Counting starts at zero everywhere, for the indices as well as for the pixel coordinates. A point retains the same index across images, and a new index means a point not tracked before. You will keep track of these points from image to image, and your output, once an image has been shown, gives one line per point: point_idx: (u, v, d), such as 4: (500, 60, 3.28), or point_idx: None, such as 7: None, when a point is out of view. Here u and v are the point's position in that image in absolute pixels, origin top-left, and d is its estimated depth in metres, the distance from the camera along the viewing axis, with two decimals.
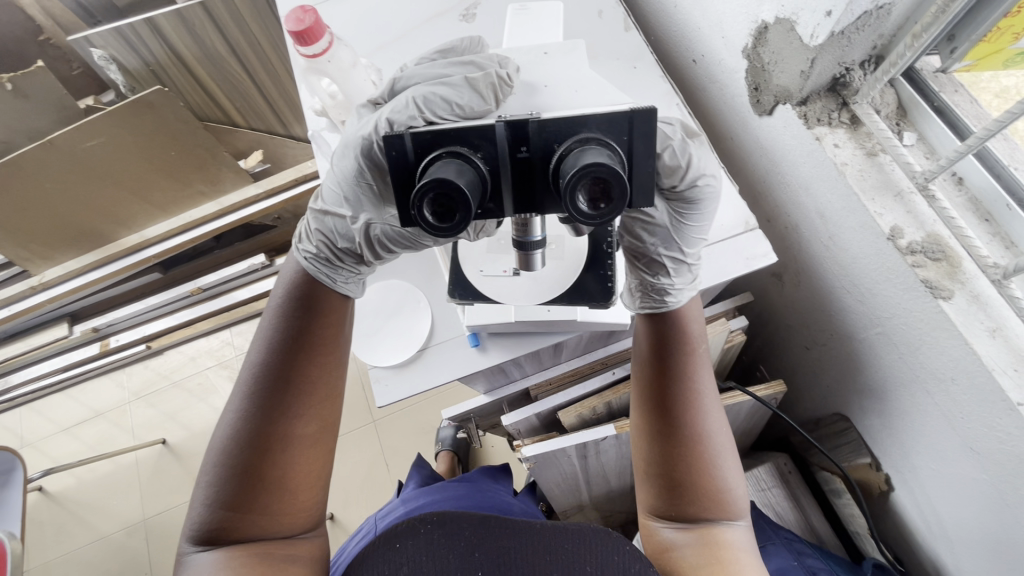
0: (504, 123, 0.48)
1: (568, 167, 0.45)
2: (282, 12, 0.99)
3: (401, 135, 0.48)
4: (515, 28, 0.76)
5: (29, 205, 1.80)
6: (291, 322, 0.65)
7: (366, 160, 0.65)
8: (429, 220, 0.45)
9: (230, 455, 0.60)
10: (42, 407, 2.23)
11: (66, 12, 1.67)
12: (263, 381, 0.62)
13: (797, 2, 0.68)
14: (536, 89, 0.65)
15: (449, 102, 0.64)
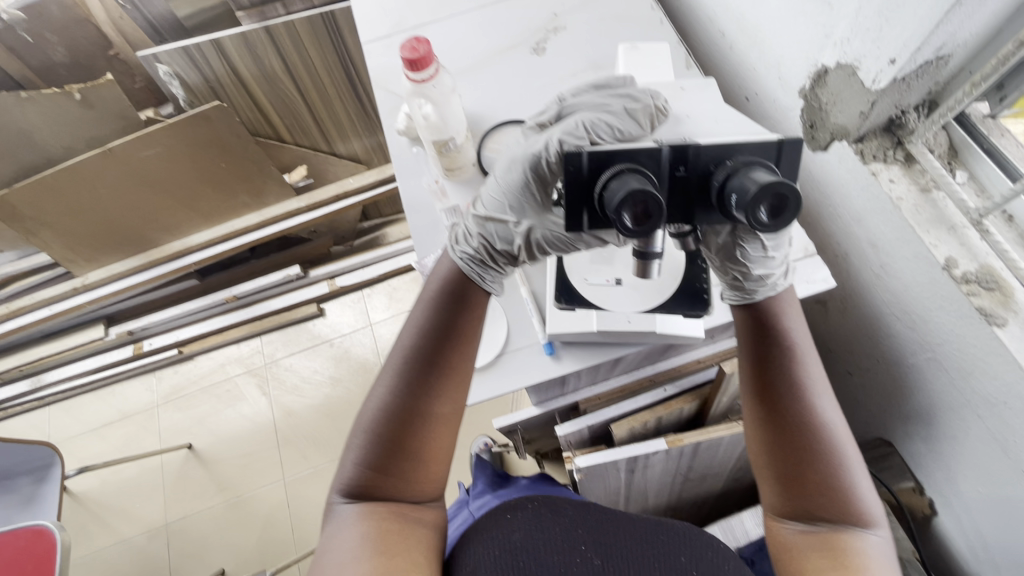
0: (668, 147, 0.54)
1: (737, 189, 0.50)
2: (365, 39, 1.07)
3: (579, 153, 0.54)
4: (631, 65, 0.88)
5: (84, 209, 1.88)
6: (442, 315, 0.72)
7: (533, 173, 0.71)
8: (627, 225, 0.49)
9: (378, 426, 0.68)
10: (71, 407, 2.26)
11: (136, 30, 1.78)
12: (414, 364, 0.70)
13: (860, 50, 0.74)
14: (674, 119, 0.76)
15: (612, 125, 0.70)
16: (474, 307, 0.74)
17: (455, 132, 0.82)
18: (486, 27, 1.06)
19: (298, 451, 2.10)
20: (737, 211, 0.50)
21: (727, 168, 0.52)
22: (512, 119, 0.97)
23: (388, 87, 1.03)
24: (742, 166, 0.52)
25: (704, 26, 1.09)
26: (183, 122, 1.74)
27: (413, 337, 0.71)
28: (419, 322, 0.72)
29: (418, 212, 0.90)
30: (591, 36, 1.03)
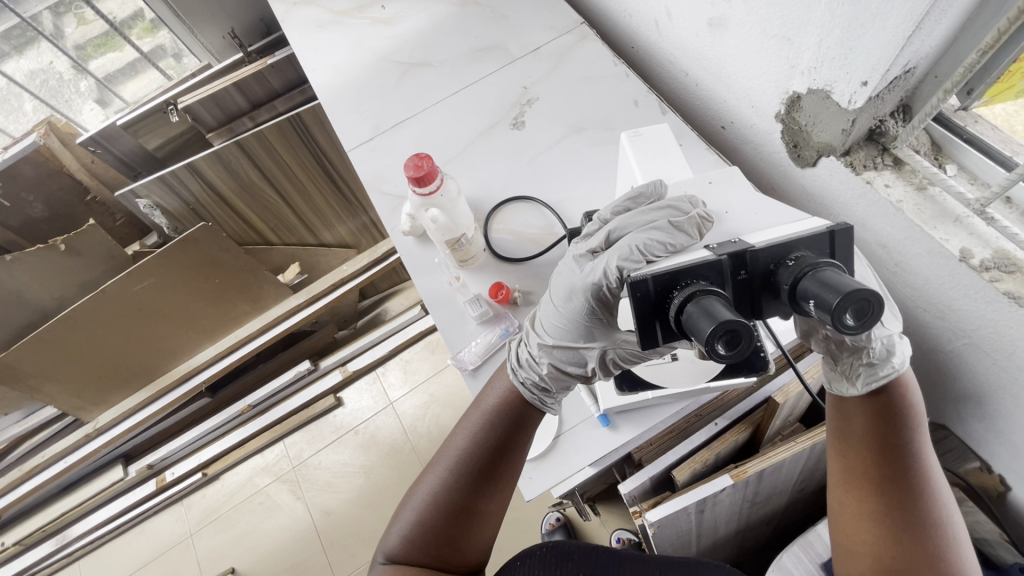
0: (728, 255, 0.58)
1: (813, 293, 0.52)
2: (349, 147, 1.10)
3: (645, 279, 0.57)
4: (642, 156, 0.83)
5: (86, 355, 1.85)
6: (498, 433, 0.74)
7: (596, 299, 0.71)
8: (720, 353, 0.49)
9: (427, 514, 0.73)
10: (101, 557, 2.17)
11: (109, 170, 1.80)
12: (467, 469, 0.74)
13: (829, 76, 0.78)
14: (721, 218, 0.68)
15: (664, 243, 0.65)
16: (531, 427, 0.75)
17: (465, 228, 0.84)
18: (463, 113, 1.10)
19: (344, 551, 2.03)
20: (819, 315, 0.51)
21: (796, 270, 0.55)
22: (515, 196, 0.99)
23: (383, 189, 1.05)
24: (816, 268, 0.54)
25: (666, 69, 1.14)
26: (173, 249, 1.74)
27: (468, 443, 0.75)
28: (474, 430, 0.75)
29: (441, 308, 0.90)
30: (565, 101, 1.07)
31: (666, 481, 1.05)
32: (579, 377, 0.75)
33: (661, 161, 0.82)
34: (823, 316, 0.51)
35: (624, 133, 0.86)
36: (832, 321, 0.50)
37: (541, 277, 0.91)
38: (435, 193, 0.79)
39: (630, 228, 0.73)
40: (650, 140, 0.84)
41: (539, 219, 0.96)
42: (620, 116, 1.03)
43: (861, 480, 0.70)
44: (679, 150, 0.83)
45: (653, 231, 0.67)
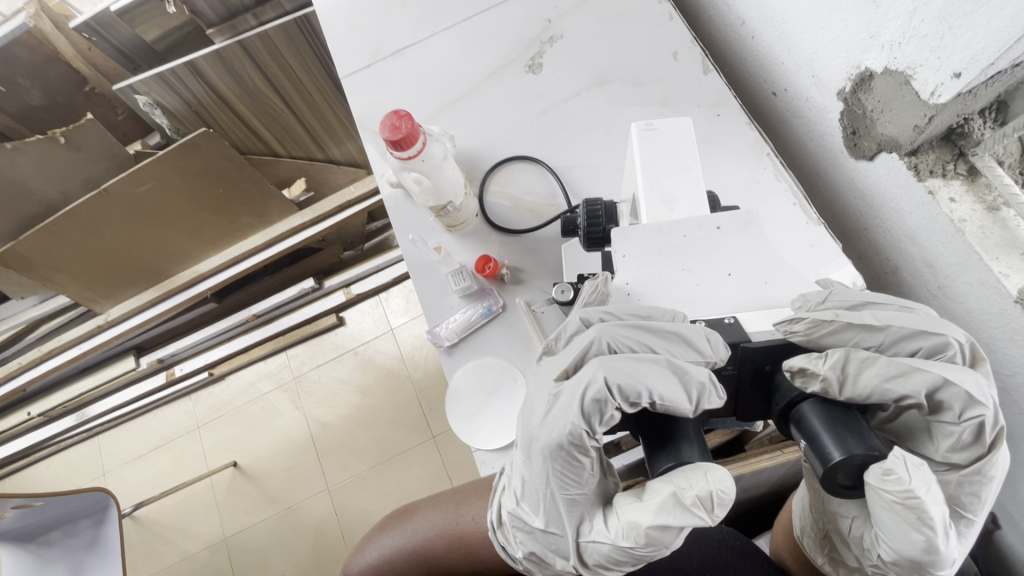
0: (725, 350, 0.52)
1: (811, 427, 0.48)
2: (342, 74, 0.98)
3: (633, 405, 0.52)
4: (649, 154, 0.64)
5: (91, 253, 1.83)
6: (466, 551, 0.86)
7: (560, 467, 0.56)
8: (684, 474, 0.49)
9: (385, 565, 0.89)
10: (117, 436, 2.34)
11: (108, 60, 1.68)
12: (427, 554, 0.87)
13: (915, 57, 0.62)
14: (721, 279, 0.58)
15: (642, 384, 0.52)
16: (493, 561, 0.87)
17: (452, 195, 0.77)
18: (472, 46, 0.95)
19: (337, 461, 2.14)
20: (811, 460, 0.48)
21: (796, 392, 0.50)
22: (519, 155, 0.88)
23: (375, 130, 0.94)
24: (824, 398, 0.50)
25: (721, 11, 0.96)
26: (173, 154, 1.64)
27: (437, 535, 0.87)
28: (446, 528, 0.87)
29: (420, 275, 0.83)
30: (592, 41, 0.91)
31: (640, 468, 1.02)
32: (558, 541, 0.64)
33: (673, 173, 0.63)
34: (814, 459, 0.47)
35: (635, 123, 0.66)
36: (823, 471, 0.46)
37: (534, 253, 0.83)
38: (415, 157, 0.72)
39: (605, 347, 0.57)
40: (665, 141, 0.64)
41: (542, 185, 0.86)
42: (652, 71, 0.88)
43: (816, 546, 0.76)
44: (699, 152, 0.64)
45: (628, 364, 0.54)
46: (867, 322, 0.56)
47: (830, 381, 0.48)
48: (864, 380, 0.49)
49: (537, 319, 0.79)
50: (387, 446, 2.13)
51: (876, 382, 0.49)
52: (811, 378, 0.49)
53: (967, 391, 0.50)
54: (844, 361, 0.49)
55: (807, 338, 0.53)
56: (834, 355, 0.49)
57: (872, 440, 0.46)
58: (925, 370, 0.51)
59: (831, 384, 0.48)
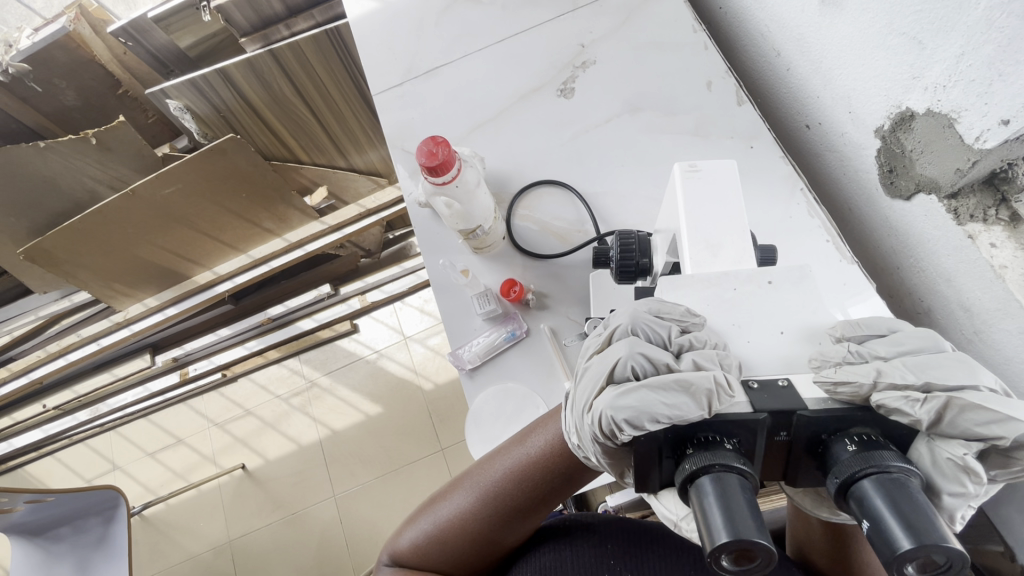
0: (769, 413, 0.44)
1: (876, 511, 0.39)
2: (375, 91, 0.98)
3: (655, 428, 0.44)
4: (691, 195, 0.63)
5: (113, 251, 1.85)
6: (541, 485, 0.70)
7: (602, 448, 0.50)
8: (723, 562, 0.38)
9: (447, 534, 0.73)
10: (130, 432, 2.37)
11: (141, 64, 1.71)
12: (495, 508, 0.71)
13: (960, 101, 0.61)
14: (774, 337, 0.53)
15: (649, 413, 0.45)
16: (577, 483, 0.71)
17: (481, 220, 0.77)
18: (505, 68, 0.95)
19: (345, 468, 2.13)
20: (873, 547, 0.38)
21: (856, 467, 0.41)
22: (549, 178, 0.88)
23: (405, 148, 0.94)
24: (891, 478, 0.40)
25: (757, 43, 0.96)
26: (199, 158, 1.66)
27: (503, 482, 0.71)
28: (512, 472, 0.71)
29: (445, 296, 0.83)
30: (625, 70, 0.91)
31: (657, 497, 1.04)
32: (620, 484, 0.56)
33: (712, 215, 0.62)
34: (877, 548, 0.38)
35: (677, 164, 0.65)
36: (887, 567, 0.36)
37: (560, 279, 0.83)
38: (450, 183, 0.72)
39: (639, 363, 0.51)
40: (710, 182, 0.63)
41: (571, 211, 0.86)
42: (685, 101, 0.88)
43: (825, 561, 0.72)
44: (741, 193, 0.63)
45: (640, 390, 0.47)
46: (908, 376, 0.47)
47: (918, 420, 0.43)
48: (959, 421, 0.43)
49: (562, 349, 0.79)
50: (395, 455, 2.12)
51: (973, 425, 0.43)
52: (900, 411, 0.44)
53: None
54: (941, 406, 0.44)
55: (857, 394, 0.45)
56: (934, 398, 0.44)
57: (944, 529, 0.36)
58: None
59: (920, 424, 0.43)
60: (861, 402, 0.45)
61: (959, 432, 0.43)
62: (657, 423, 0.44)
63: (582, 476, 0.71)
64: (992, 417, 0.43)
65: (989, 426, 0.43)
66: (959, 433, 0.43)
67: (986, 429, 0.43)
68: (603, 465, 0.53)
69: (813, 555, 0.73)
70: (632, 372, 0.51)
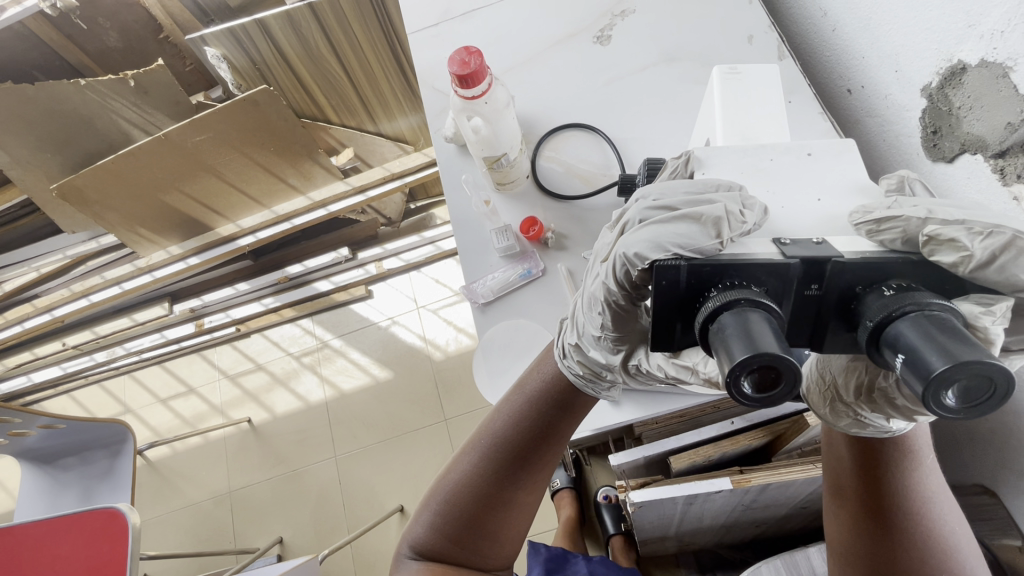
0: (801, 261, 0.43)
1: (911, 344, 0.38)
2: (410, 29, 0.98)
3: (678, 265, 0.44)
4: (730, 94, 0.64)
5: (141, 194, 1.88)
6: (540, 422, 0.69)
7: (614, 306, 0.56)
8: (744, 391, 0.37)
9: (459, 496, 0.72)
10: (145, 376, 2.43)
11: (183, 10, 1.74)
12: (500, 457, 0.71)
13: (1017, 47, 0.59)
14: (809, 205, 0.51)
15: (660, 244, 0.47)
16: (578, 416, 0.70)
17: (507, 147, 0.76)
18: (542, 13, 0.94)
19: (347, 431, 2.14)
20: (909, 382, 0.37)
21: (893, 306, 0.41)
22: (576, 122, 0.87)
23: (435, 85, 0.94)
24: (928, 314, 0.39)
25: (802, 3, 0.94)
26: (232, 107, 1.67)
27: (506, 428, 0.70)
28: (513, 415, 0.70)
29: (465, 229, 0.83)
30: (664, 21, 0.89)
31: (661, 463, 1.02)
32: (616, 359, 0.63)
33: (751, 116, 0.62)
34: (914, 381, 0.37)
35: (718, 66, 0.66)
36: (924, 392, 0.35)
37: (581, 222, 0.82)
38: (478, 98, 0.72)
39: (654, 210, 0.53)
40: (751, 85, 0.64)
41: (597, 156, 0.84)
42: (724, 53, 0.86)
43: (850, 485, 0.68)
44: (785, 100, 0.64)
45: (650, 230, 0.49)
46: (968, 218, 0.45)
47: (971, 255, 0.42)
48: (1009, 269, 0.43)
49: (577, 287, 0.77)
50: (398, 422, 2.12)
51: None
52: (949, 247, 0.43)
53: None
54: (1001, 247, 0.42)
55: (901, 236, 0.45)
56: (999, 234, 0.42)
57: (983, 348, 0.35)
58: None
59: (974, 258, 0.42)
60: (903, 247, 0.45)
61: (1005, 276, 0.43)
62: (665, 254, 0.45)
63: (580, 409, 0.70)
64: None
65: None
66: (1004, 279, 0.42)
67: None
68: (608, 331, 0.59)
69: (846, 489, 0.69)
70: (647, 218, 0.53)
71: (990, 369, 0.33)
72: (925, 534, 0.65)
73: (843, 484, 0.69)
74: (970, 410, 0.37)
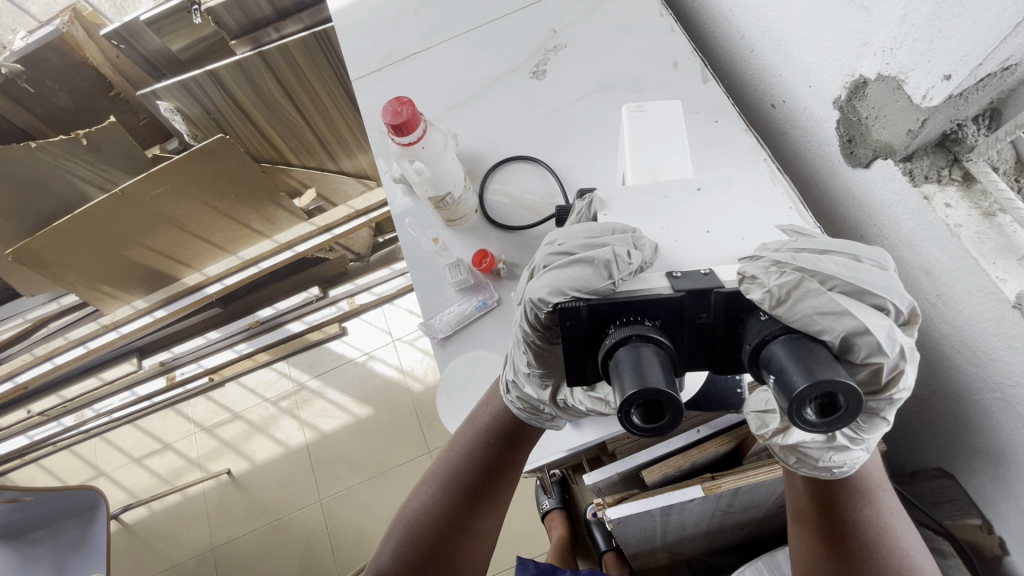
0: (687, 292, 0.46)
1: (780, 365, 0.42)
2: (353, 76, 1.01)
3: (576, 306, 0.48)
4: (638, 129, 0.68)
5: (101, 252, 1.84)
6: (492, 451, 0.71)
7: (535, 345, 0.58)
8: (636, 422, 0.41)
9: (416, 532, 0.72)
10: (117, 436, 2.36)
11: (133, 67, 1.75)
12: (455, 489, 0.72)
13: (907, 62, 0.64)
14: (699, 238, 0.55)
15: (559, 287, 0.50)
16: (530, 446, 0.73)
17: (451, 186, 0.79)
18: (479, 53, 0.98)
19: (331, 473, 2.11)
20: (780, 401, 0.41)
21: (768, 329, 0.45)
22: (520, 155, 0.90)
23: (381, 128, 0.96)
24: (800, 339, 0.44)
25: (721, 28, 1.00)
26: (188, 158, 1.66)
27: (461, 458, 0.73)
28: (467, 445, 0.73)
29: (418, 267, 0.85)
30: (594, 53, 0.94)
31: (636, 477, 1.03)
32: (547, 395, 0.64)
33: (665, 147, 0.66)
34: (782, 400, 0.41)
35: (624, 105, 0.70)
36: (790, 412, 0.39)
37: (532, 249, 0.84)
38: (416, 143, 0.75)
39: (556, 254, 0.57)
40: (653, 121, 0.68)
41: (541, 184, 0.87)
42: (653, 79, 0.90)
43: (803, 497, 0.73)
44: (684, 134, 0.67)
45: (551, 275, 0.53)
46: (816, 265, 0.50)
47: (769, 294, 0.45)
48: (803, 306, 0.45)
49: None
50: (383, 458, 2.09)
51: (809, 309, 0.44)
52: (756, 285, 0.46)
53: (878, 340, 0.45)
54: (794, 285, 0.45)
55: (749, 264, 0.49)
56: (791, 274, 0.45)
57: (840, 368, 0.40)
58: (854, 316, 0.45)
59: (773, 296, 0.44)
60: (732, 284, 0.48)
61: (798, 316, 0.44)
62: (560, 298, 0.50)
63: (530, 440, 0.72)
64: (834, 309, 0.45)
65: (829, 313, 0.45)
66: (798, 318, 0.44)
67: (820, 316, 0.45)
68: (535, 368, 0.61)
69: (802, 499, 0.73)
70: (550, 263, 0.57)
71: (837, 385, 0.38)
72: (873, 535, 0.68)
73: (801, 508, 0.74)
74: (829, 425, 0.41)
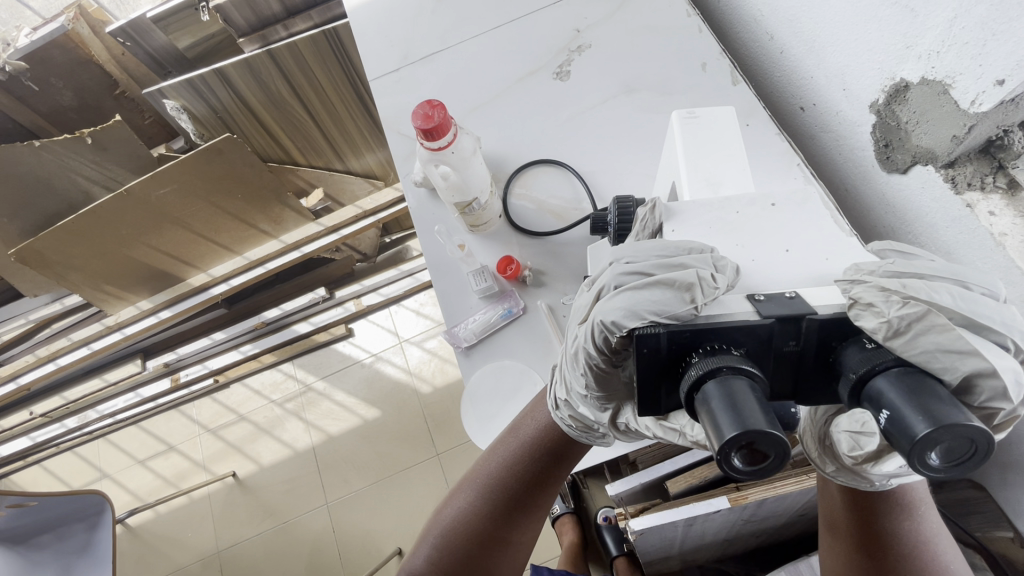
0: (776, 319, 0.44)
1: (893, 403, 0.40)
2: (371, 76, 0.99)
3: (657, 332, 0.45)
4: (691, 136, 0.66)
5: (105, 252, 1.82)
6: (535, 467, 0.70)
7: (595, 368, 0.55)
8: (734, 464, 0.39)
9: (453, 539, 0.72)
10: (120, 438, 2.33)
11: (139, 64, 1.72)
12: (495, 499, 0.71)
13: (954, 65, 0.62)
14: (778, 257, 0.53)
15: (637, 311, 0.48)
16: (573, 461, 0.71)
17: (478, 191, 0.77)
18: (500, 53, 0.95)
19: (338, 475, 2.09)
20: (893, 441, 0.39)
21: (876, 362, 0.43)
22: (542, 159, 0.88)
23: (401, 130, 0.94)
24: (903, 372, 0.42)
25: (749, 28, 0.98)
26: (194, 158, 1.63)
27: (501, 471, 0.71)
28: (508, 458, 0.70)
29: (442, 275, 0.83)
30: (620, 54, 0.92)
31: (658, 488, 1.02)
32: (603, 418, 0.62)
33: (710, 155, 0.64)
34: (898, 441, 0.39)
35: (676, 111, 0.68)
36: (908, 456, 0.37)
37: (556, 257, 0.82)
38: (445, 148, 0.73)
39: (628, 274, 0.54)
40: (707, 127, 0.66)
41: (566, 189, 0.85)
42: (681, 81, 0.88)
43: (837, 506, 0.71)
44: (742, 141, 0.66)
45: (626, 297, 0.50)
46: (929, 295, 0.47)
47: (888, 323, 0.43)
48: (922, 341, 0.43)
49: (560, 325, 0.78)
50: (390, 461, 2.07)
51: (931, 346, 0.42)
52: (870, 313, 0.44)
53: (1004, 384, 0.42)
54: (916, 318, 0.43)
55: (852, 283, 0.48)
56: (913, 306, 0.43)
57: (961, 409, 0.38)
58: (981, 358, 0.42)
59: (891, 327, 0.43)
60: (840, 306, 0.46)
61: (917, 351, 0.42)
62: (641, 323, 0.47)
63: (573, 456, 0.71)
64: (958, 347, 0.42)
65: (949, 352, 0.42)
66: (916, 353, 0.42)
67: (943, 355, 0.42)
68: (593, 392, 0.58)
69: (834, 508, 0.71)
70: (621, 283, 0.54)
71: (966, 429, 0.36)
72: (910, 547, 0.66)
73: (836, 518, 0.72)
74: (955, 468, 0.39)
